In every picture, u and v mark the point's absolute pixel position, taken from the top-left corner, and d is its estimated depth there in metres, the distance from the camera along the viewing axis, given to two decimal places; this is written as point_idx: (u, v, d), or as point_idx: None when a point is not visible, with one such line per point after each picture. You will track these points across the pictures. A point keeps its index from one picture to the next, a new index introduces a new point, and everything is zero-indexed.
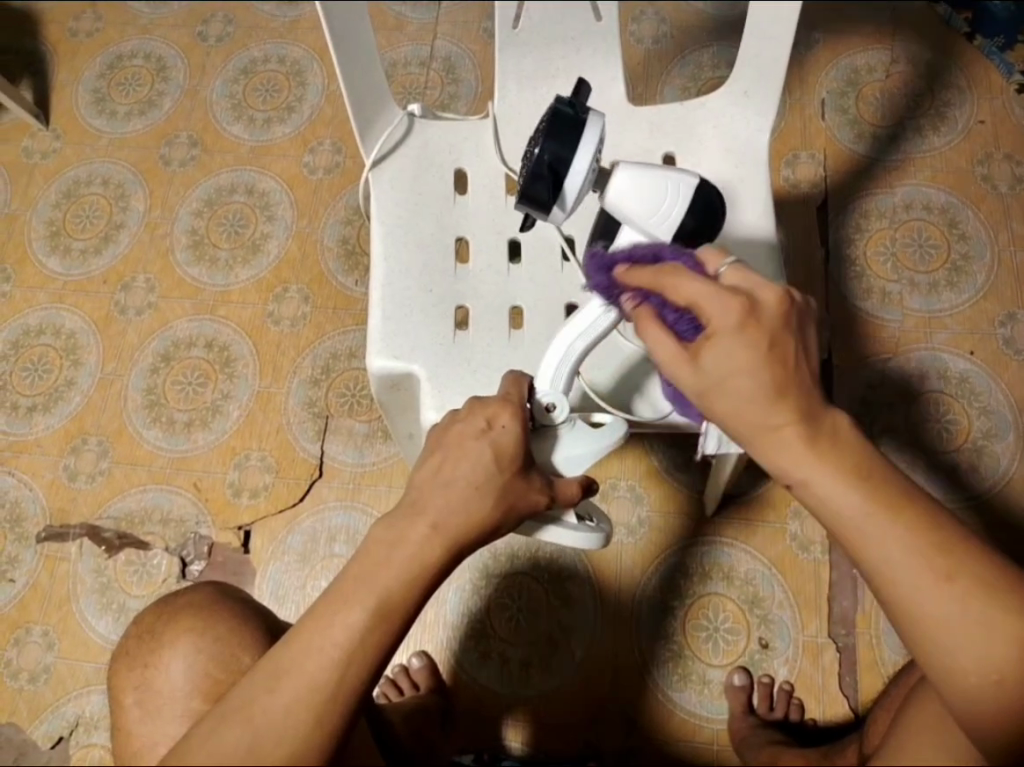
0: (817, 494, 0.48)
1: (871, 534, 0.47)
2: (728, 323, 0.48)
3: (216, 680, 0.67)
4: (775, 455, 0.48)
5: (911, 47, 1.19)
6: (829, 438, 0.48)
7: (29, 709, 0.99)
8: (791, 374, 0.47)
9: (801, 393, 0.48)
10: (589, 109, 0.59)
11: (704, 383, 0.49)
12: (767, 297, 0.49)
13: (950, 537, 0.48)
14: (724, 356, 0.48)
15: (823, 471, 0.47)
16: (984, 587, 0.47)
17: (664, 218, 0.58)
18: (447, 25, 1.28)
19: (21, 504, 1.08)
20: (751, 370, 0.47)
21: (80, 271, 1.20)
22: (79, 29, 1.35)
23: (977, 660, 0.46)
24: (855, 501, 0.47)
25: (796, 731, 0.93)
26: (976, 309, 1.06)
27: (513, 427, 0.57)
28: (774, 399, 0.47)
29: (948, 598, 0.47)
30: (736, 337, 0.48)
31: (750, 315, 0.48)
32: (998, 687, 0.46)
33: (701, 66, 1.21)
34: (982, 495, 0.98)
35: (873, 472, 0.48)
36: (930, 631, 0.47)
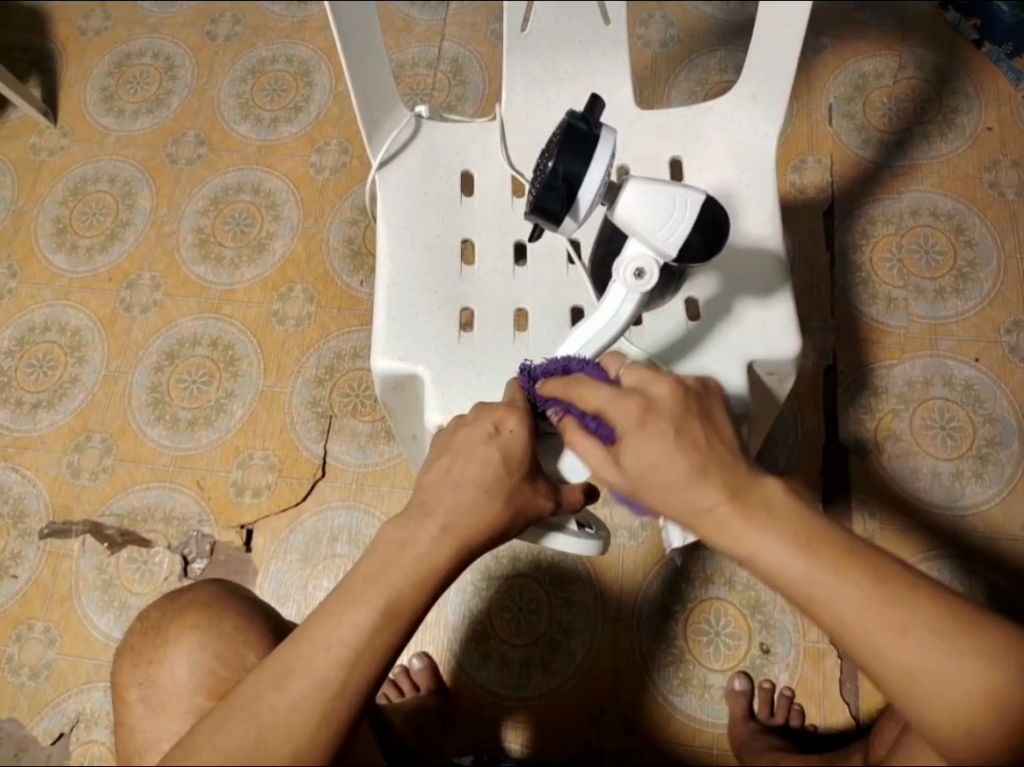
0: (761, 562, 0.48)
1: (823, 595, 0.46)
2: (630, 423, 0.50)
3: (220, 678, 0.67)
4: (713, 536, 0.49)
5: (919, 54, 1.19)
6: (762, 507, 0.48)
7: (29, 705, 0.99)
8: (704, 457, 0.49)
9: (721, 471, 0.49)
10: (603, 125, 0.59)
11: (631, 481, 0.50)
12: (662, 388, 0.51)
13: (904, 588, 0.46)
14: (638, 453, 0.49)
15: (762, 539, 0.47)
16: (955, 637, 0.45)
17: (670, 232, 0.58)
18: (454, 27, 1.28)
19: (24, 500, 1.08)
20: (664, 462, 0.49)
21: (86, 268, 1.20)
22: (88, 27, 1.35)
23: (947, 712, 0.45)
24: (799, 566, 0.46)
25: (797, 736, 0.93)
26: (982, 315, 1.06)
27: (520, 432, 0.57)
28: (693, 486, 0.48)
29: (909, 651, 0.45)
30: (641, 433, 0.50)
31: (649, 411, 0.50)
32: (971, 737, 0.45)
33: (708, 70, 1.21)
34: (985, 502, 0.98)
35: (814, 533, 0.47)
36: (900, 684, 0.45)
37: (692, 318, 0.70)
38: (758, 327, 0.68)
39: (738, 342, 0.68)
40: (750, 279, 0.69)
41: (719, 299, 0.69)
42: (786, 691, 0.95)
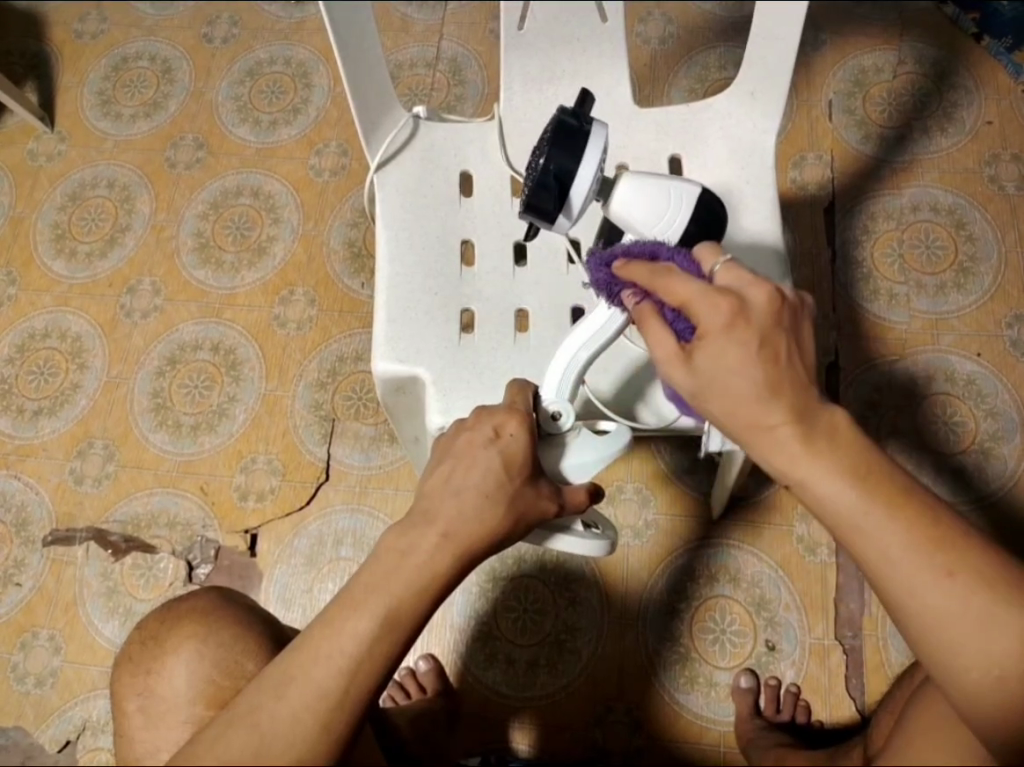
0: (816, 492, 0.48)
1: (873, 527, 0.47)
2: (716, 324, 0.47)
3: (220, 687, 0.67)
4: (770, 458, 0.48)
5: (918, 48, 1.19)
6: (827, 437, 0.48)
7: (36, 714, 0.99)
8: (784, 371, 0.47)
9: (796, 390, 0.47)
10: (593, 120, 0.59)
11: (697, 384, 0.49)
12: (758, 294, 0.48)
13: (947, 531, 0.47)
14: (715, 357, 0.48)
15: (820, 467, 0.47)
16: (989, 585, 0.47)
17: (667, 226, 0.58)
18: (453, 26, 1.28)
19: (27, 508, 1.08)
20: (742, 371, 0.47)
21: (85, 273, 1.20)
22: (83, 31, 1.35)
23: (980, 657, 0.46)
24: (854, 496, 0.47)
25: (804, 733, 0.93)
26: (983, 309, 1.06)
27: (522, 435, 0.57)
28: (767, 399, 0.47)
29: (948, 593, 0.47)
30: (726, 337, 0.47)
31: (740, 315, 0.47)
32: (1000, 682, 0.47)
33: (708, 67, 1.21)
34: (989, 496, 0.98)
35: (871, 469, 0.47)
36: (936, 628, 0.47)
37: None
38: None
39: None
40: None
41: None
42: (791, 688, 0.95)
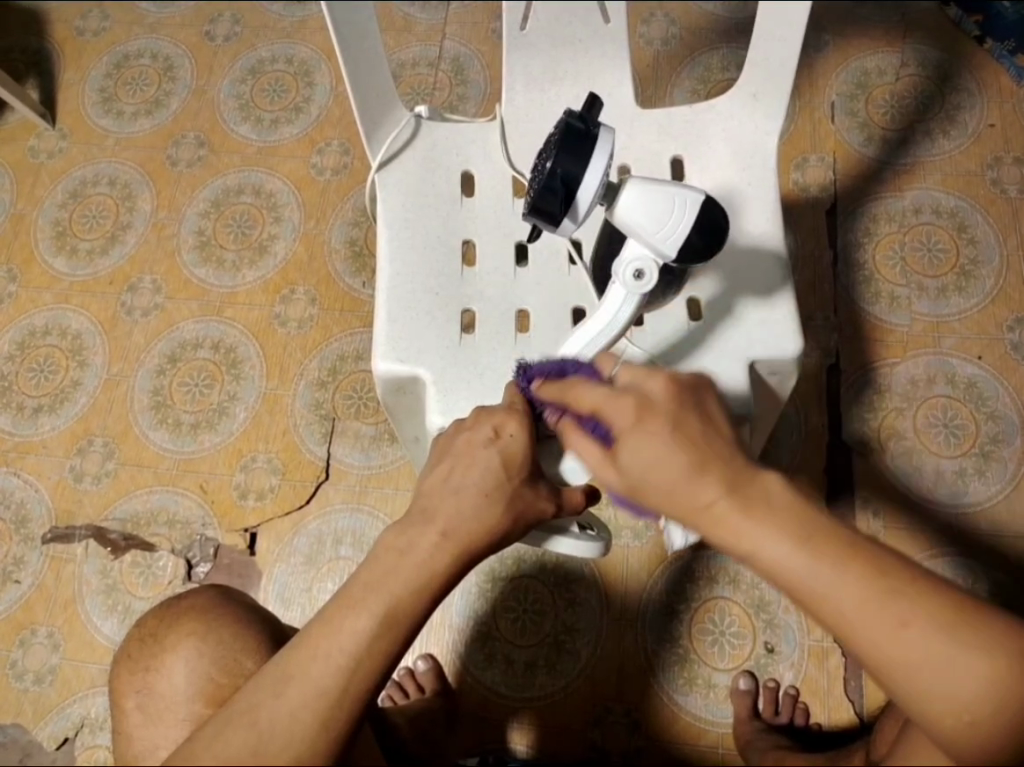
0: (762, 559, 0.46)
1: (825, 587, 0.45)
2: (626, 421, 0.50)
3: (218, 685, 0.66)
4: (709, 532, 0.48)
5: (921, 50, 1.19)
6: (763, 500, 0.47)
7: (34, 711, 0.99)
8: (704, 451, 0.48)
9: (721, 464, 0.48)
10: (601, 124, 0.59)
11: (628, 481, 0.50)
12: (656, 384, 0.51)
13: (905, 581, 0.45)
14: (635, 452, 0.49)
15: (762, 534, 0.46)
16: (957, 631, 0.45)
17: (670, 233, 0.57)
18: (455, 26, 1.28)
19: (27, 505, 1.08)
20: (661, 459, 0.48)
21: (86, 271, 1.20)
22: (85, 28, 1.35)
23: (951, 705, 0.45)
24: (800, 558, 0.45)
25: (802, 735, 0.93)
26: (985, 312, 1.06)
27: (521, 435, 0.57)
28: (693, 480, 0.48)
29: (912, 645, 0.45)
30: (639, 431, 0.49)
31: (644, 410, 0.50)
32: (976, 728, 0.45)
33: (711, 68, 1.21)
34: (989, 499, 0.98)
35: (814, 527, 0.46)
36: (904, 681, 0.45)
37: (694, 318, 0.70)
38: (758, 326, 0.68)
39: (739, 342, 0.67)
40: (753, 281, 0.69)
41: (721, 301, 0.69)
42: (791, 689, 0.95)
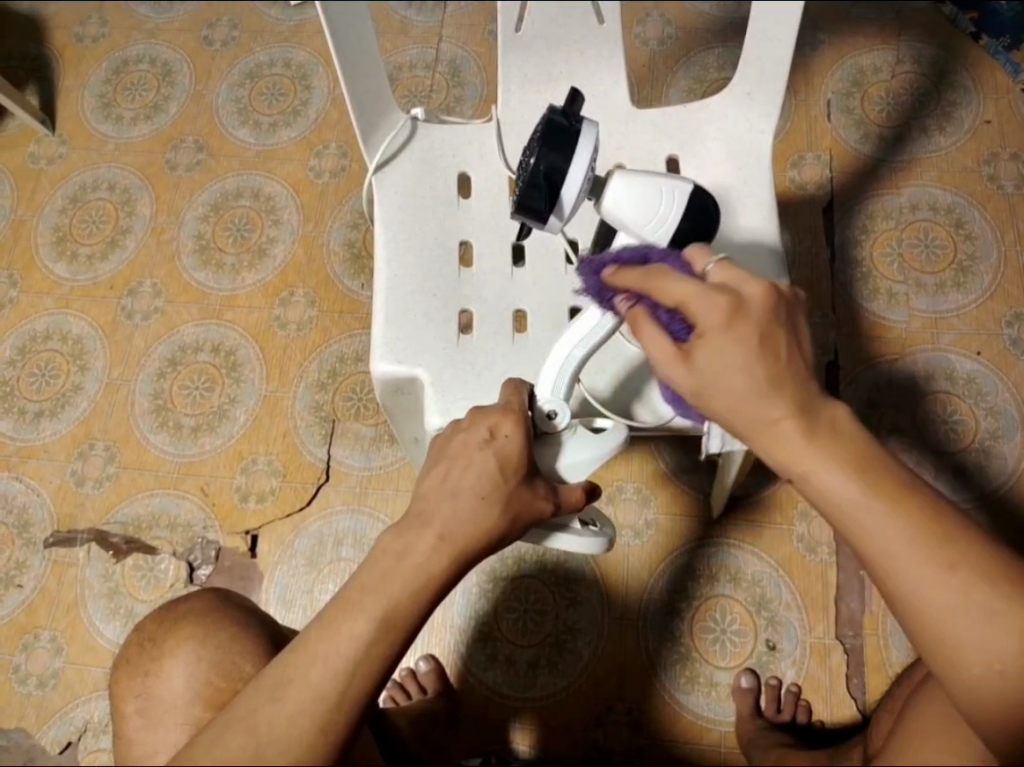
0: (816, 484, 0.46)
1: (875, 521, 0.45)
2: (713, 322, 0.47)
3: (218, 689, 0.67)
4: (769, 449, 0.47)
5: (916, 47, 1.19)
6: (827, 430, 0.46)
7: (37, 715, 0.99)
8: (785, 367, 0.46)
9: (798, 385, 0.46)
10: (582, 119, 0.60)
11: (697, 382, 0.48)
12: (754, 290, 0.48)
13: (952, 527, 0.46)
14: (714, 353, 0.47)
15: (821, 460, 0.46)
16: (994, 583, 0.46)
17: (659, 223, 0.58)
18: (452, 28, 1.28)
19: (29, 510, 1.08)
20: (742, 369, 0.46)
21: (87, 276, 1.20)
22: (84, 34, 1.35)
23: (981, 654, 0.45)
24: (856, 490, 0.45)
25: (803, 732, 0.93)
26: (983, 308, 1.06)
27: (517, 436, 0.57)
28: (768, 392, 0.46)
29: (950, 589, 0.45)
30: (726, 334, 0.47)
31: (737, 312, 0.47)
32: (1002, 682, 0.46)
33: (706, 67, 1.21)
34: (989, 495, 0.98)
35: (873, 462, 0.46)
36: (937, 627, 0.46)
37: None
38: None
39: None
40: (749, 275, 0.69)
41: None
42: (792, 688, 0.95)
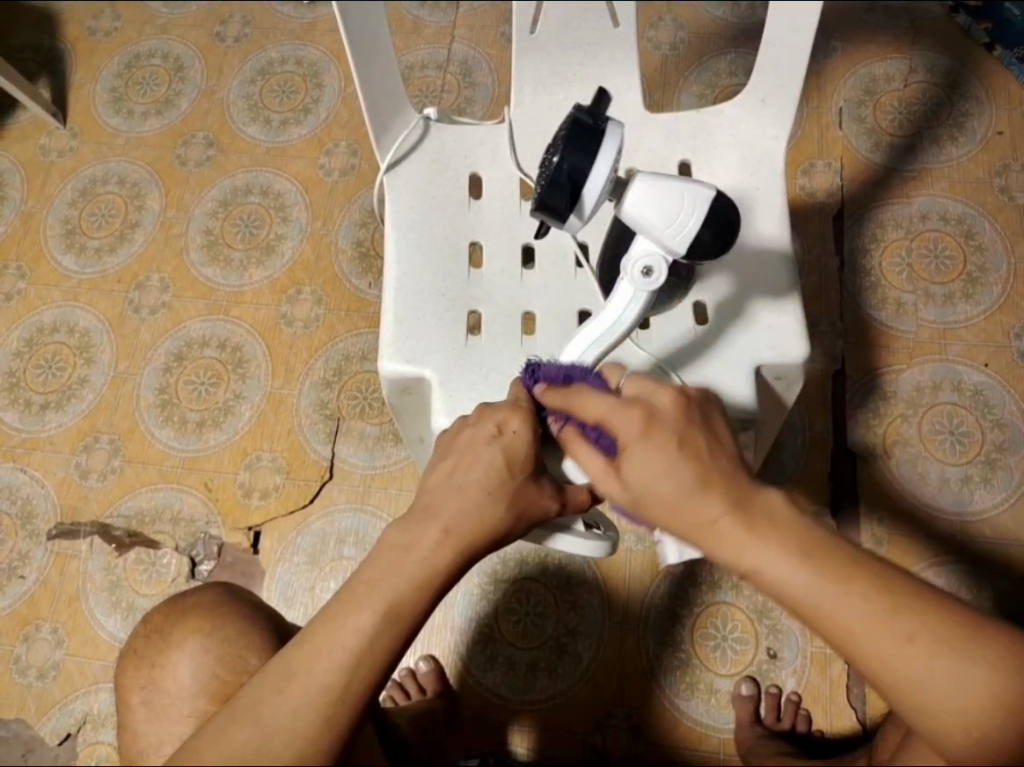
0: (765, 576, 0.46)
1: (828, 606, 0.45)
2: (633, 432, 0.50)
3: (222, 682, 0.66)
4: (714, 548, 0.48)
5: (930, 57, 1.19)
6: (765, 518, 0.47)
7: (37, 706, 0.99)
8: (708, 467, 0.48)
9: (725, 481, 0.48)
10: (609, 120, 0.59)
11: (632, 495, 0.50)
12: (664, 397, 0.51)
13: (907, 597, 0.45)
14: (640, 465, 0.49)
15: (764, 552, 0.46)
16: (964, 646, 0.44)
17: (680, 228, 0.57)
18: (464, 28, 1.28)
19: (33, 502, 1.09)
20: (667, 476, 0.48)
21: (95, 269, 1.20)
22: (97, 28, 1.36)
23: (958, 720, 0.44)
24: (803, 578, 0.45)
25: (803, 742, 0.92)
26: (991, 320, 1.06)
27: (524, 433, 0.57)
28: (696, 495, 0.48)
29: (919, 663, 0.44)
30: (644, 444, 0.50)
31: (651, 421, 0.50)
32: (983, 741, 0.44)
33: (718, 74, 1.21)
34: (994, 508, 0.98)
35: (817, 545, 0.46)
36: (911, 697, 0.44)
37: (703, 323, 0.70)
38: (769, 329, 0.67)
39: (748, 346, 0.67)
40: (762, 283, 0.69)
41: (732, 301, 0.69)
42: (793, 695, 0.95)
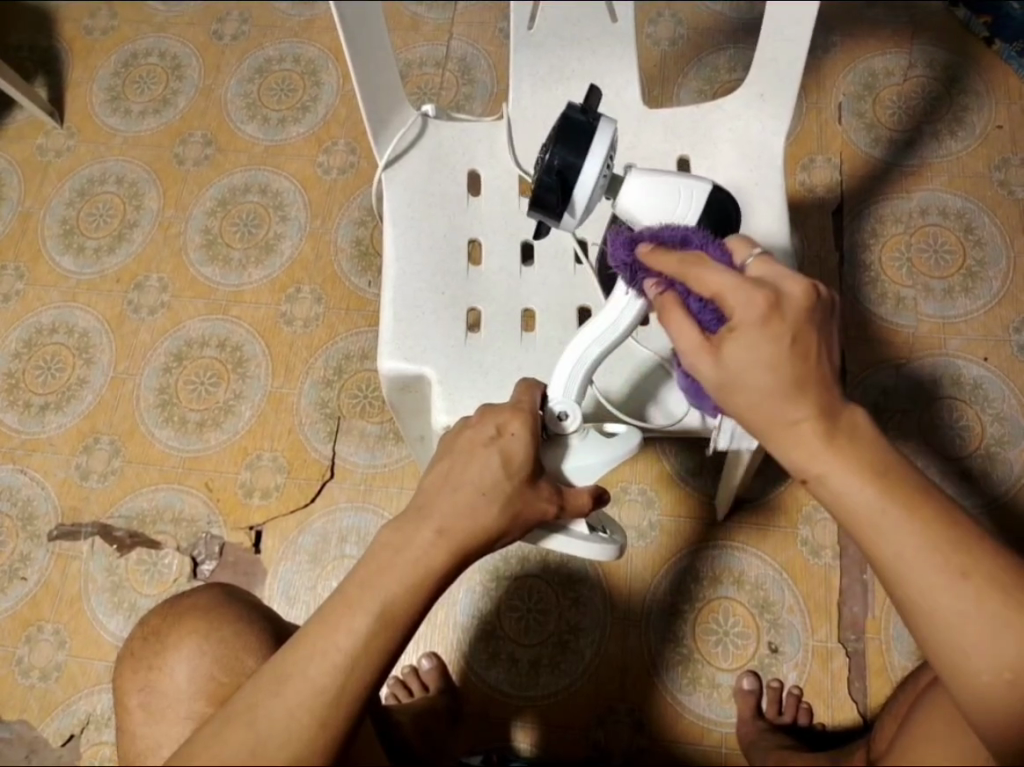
0: (832, 488, 0.48)
1: (886, 529, 0.47)
2: (753, 316, 0.47)
3: (220, 683, 0.67)
4: (788, 450, 0.49)
5: (929, 51, 1.19)
6: (847, 433, 0.48)
7: (40, 707, 0.99)
8: (813, 368, 0.47)
9: (821, 387, 0.48)
10: (601, 115, 0.59)
11: (721, 377, 0.49)
12: (793, 289, 0.48)
13: (962, 537, 0.48)
14: (747, 350, 0.47)
15: (840, 465, 0.48)
16: (1005, 589, 0.48)
17: (678, 222, 0.58)
18: (463, 25, 1.28)
19: (34, 503, 1.08)
20: (772, 367, 0.47)
21: (93, 269, 1.20)
22: (94, 26, 1.35)
23: (990, 660, 0.47)
24: (872, 497, 0.47)
25: (805, 735, 0.93)
26: (990, 314, 1.06)
27: (523, 436, 0.57)
28: (793, 392, 0.47)
29: (960, 595, 0.47)
30: (760, 330, 0.47)
31: (775, 309, 0.47)
32: (1010, 686, 0.47)
33: (717, 69, 1.21)
34: (993, 501, 0.98)
35: (890, 472, 0.48)
36: (948, 633, 0.47)
37: None
38: None
39: None
40: None
41: None
42: (794, 690, 0.95)
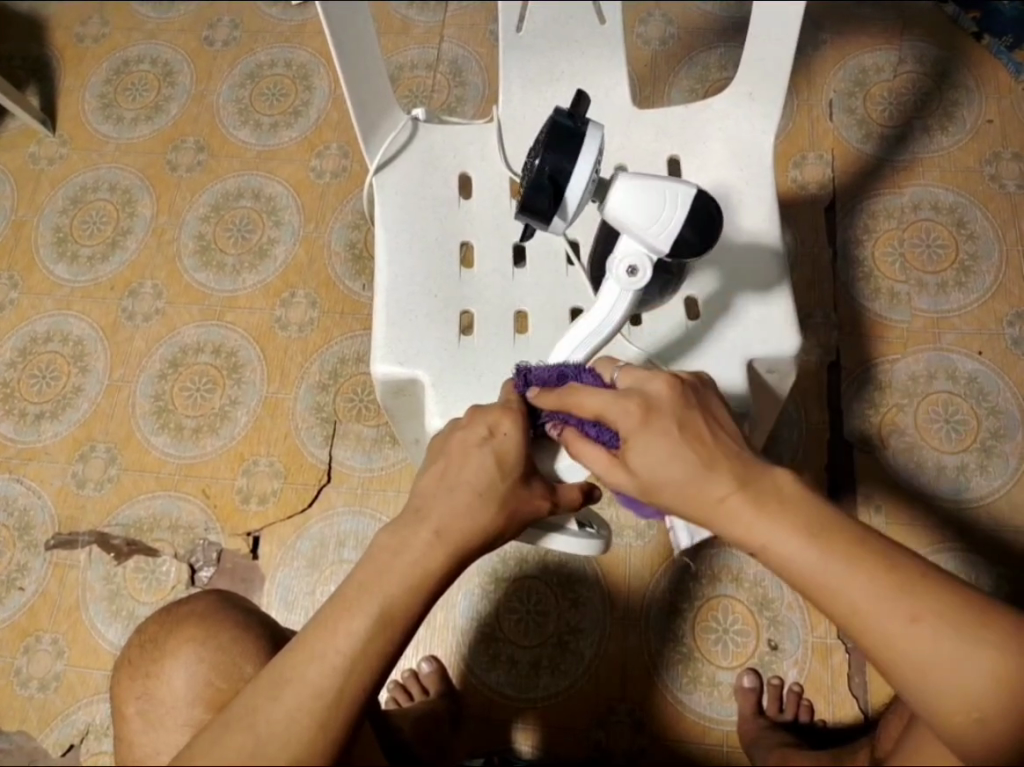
0: (774, 552, 0.49)
1: (832, 582, 0.47)
2: (633, 423, 0.52)
3: (218, 689, 0.67)
4: (726, 526, 0.50)
5: (918, 47, 1.19)
6: (775, 497, 0.50)
7: (39, 717, 0.99)
8: (713, 449, 0.51)
9: (732, 464, 0.50)
10: (590, 121, 0.59)
11: (641, 483, 0.52)
12: (657, 384, 0.53)
13: (913, 578, 0.47)
14: (645, 454, 0.51)
15: (775, 528, 0.49)
16: (968, 625, 0.46)
17: (664, 226, 0.57)
18: (454, 28, 1.28)
19: (31, 512, 1.08)
20: (673, 460, 0.51)
21: (87, 277, 1.20)
22: (85, 34, 1.35)
23: (959, 699, 0.45)
24: (811, 555, 0.48)
25: (806, 732, 0.93)
26: (984, 308, 1.06)
27: (515, 434, 0.57)
28: (704, 478, 0.50)
29: (919, 637, 0.46)
30: (646, 432, 0.51)
31: (649, 411, 0.52)
32: (984, 723, 0.45)
33: (708, 67, 1.21)
34: (990, 495, 0.98)
35: (827, 525, 0.49)
36: (911, 672, 0.46)
37: (692, 317, 0.70)
38: (757, 321, 0.68)
39: (737, 341, 0.68)
40: (750, 277, 0.69)
41: (718, 299, 0.69)
42: (794, 687, 0.95)
